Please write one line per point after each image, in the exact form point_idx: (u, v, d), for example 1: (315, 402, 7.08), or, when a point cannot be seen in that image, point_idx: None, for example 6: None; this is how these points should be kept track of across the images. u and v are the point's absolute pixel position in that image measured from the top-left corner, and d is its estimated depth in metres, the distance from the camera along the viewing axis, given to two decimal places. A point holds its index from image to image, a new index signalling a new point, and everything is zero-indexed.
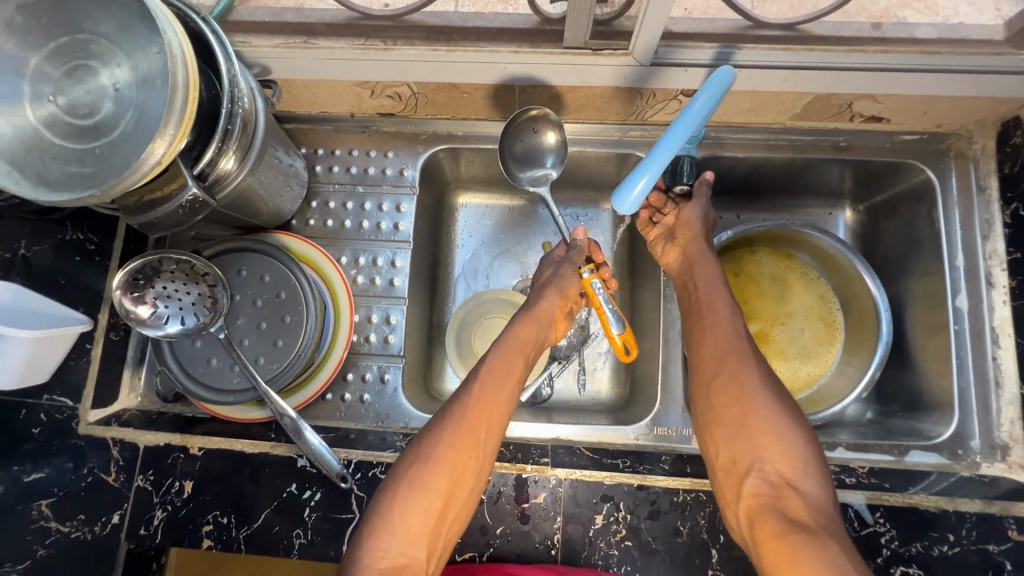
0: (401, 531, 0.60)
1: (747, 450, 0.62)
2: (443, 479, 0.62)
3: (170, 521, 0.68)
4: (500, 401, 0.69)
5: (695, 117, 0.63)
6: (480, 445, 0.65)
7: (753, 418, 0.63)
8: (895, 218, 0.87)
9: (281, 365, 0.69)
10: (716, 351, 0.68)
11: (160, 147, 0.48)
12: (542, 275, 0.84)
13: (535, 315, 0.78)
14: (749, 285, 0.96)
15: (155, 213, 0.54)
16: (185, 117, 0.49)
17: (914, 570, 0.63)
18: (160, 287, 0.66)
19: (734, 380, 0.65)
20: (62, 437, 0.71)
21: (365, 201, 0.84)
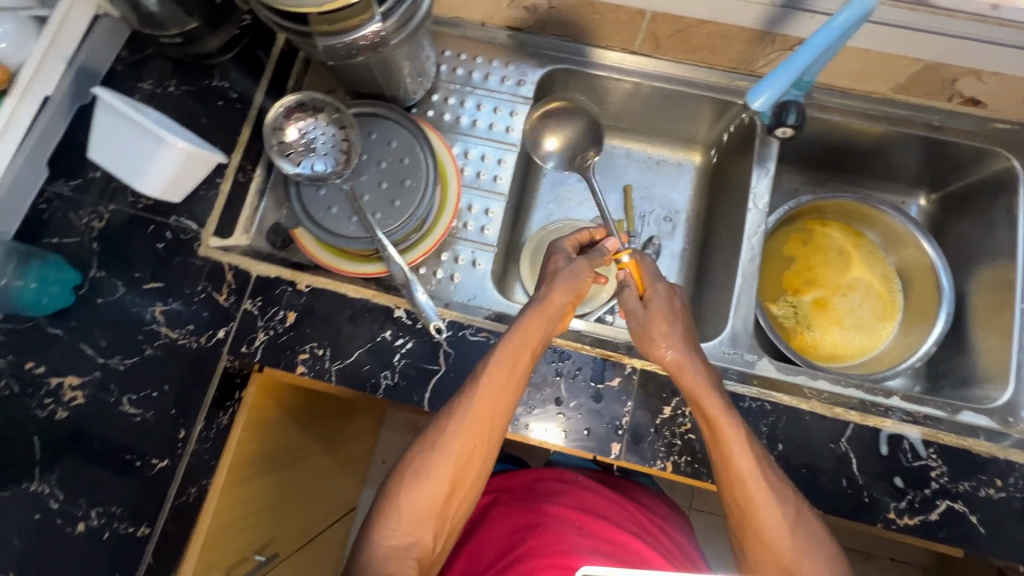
0: (407, 517, 0.65)
1: (770, 552, 0.62)
2: (448, 469, 0.66)
3: (270, 344, 0.73)
4: (505, 395, 0.66)
5: (834, 32, 0.64)
6: (486, 434, 0.67)
7: (751, 511, 0.63)
8: (971, 208, 0.91)
9: (394, 223, 0.75)
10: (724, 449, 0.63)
11: None
12: (552, 261, 0.75)
13: (546, 307, 0.69)
14: (816, 254, 1.00)
15: (339, 41, 0.61)
16: None
17: (959, 506, 0.67)
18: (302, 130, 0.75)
19: (737, 479, 0.63)
20: (183, 255, 0.77)
21: (482, 103, 0.90)
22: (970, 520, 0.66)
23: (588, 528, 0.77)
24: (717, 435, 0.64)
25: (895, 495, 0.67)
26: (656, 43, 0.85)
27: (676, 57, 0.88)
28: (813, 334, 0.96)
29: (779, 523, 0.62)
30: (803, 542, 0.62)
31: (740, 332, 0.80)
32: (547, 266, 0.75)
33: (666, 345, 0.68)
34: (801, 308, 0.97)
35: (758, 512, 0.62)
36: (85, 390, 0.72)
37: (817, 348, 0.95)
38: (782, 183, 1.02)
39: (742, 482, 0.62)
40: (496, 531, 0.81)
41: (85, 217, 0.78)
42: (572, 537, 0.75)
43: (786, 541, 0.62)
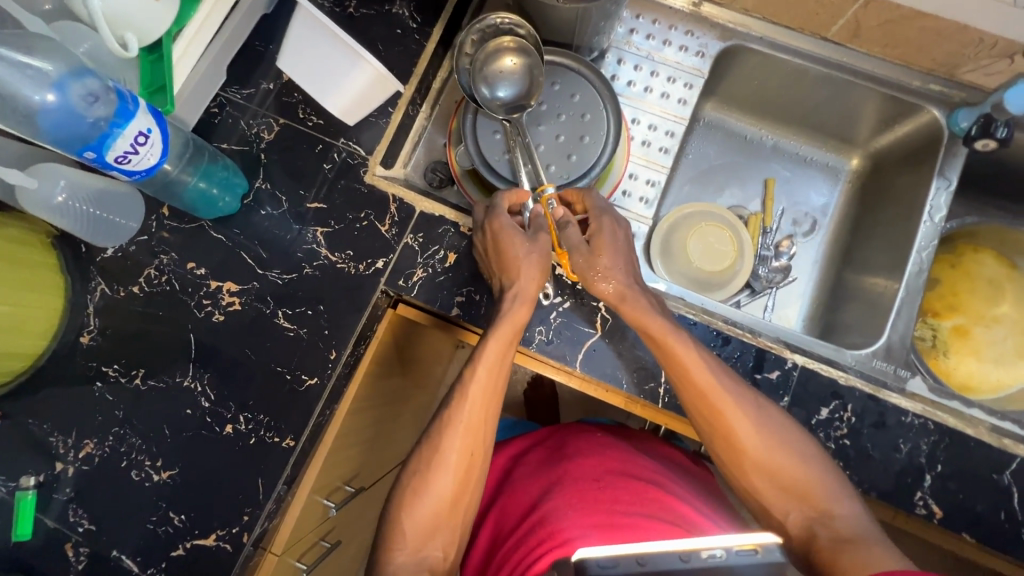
0: (415, 529, 0.64)
1: (767, 480, 0.61)
2: (453, 472, 0.65)
3: (428, 282, 0.73)
4: (488, 383, 0.66)
5: None
6: (479, 433, 0.67)
7: (756, 470, 0.62)
8: None
9: (569, 178, 0.73)
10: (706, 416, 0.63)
11: None
12: (507, 244, 0.66)
13: (527, 299, 0.67)
14: (964, 279, 0.96)
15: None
16: None
17: None
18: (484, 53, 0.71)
19: (729, 439, 0.62)
20: (349, 180, 0.76)
21: (658, 70, 0.91)
22: None
23: (603, 486, 0.69)
24: (682, 374, 0.64)
25: None
26: (855, 31, 0.81)
27: (870, 49, 0.83)
28: (948, 361, 0.93)
29: (764, 447, 0.61)
30: (802, 464, 0.61)
31: (896, 347, 0.77)
32: (504, 247, 0.66)
33: (606, 277, 0.67)
34: (939, 333, 0.94)
35: (742, 443, 0.62)
36: (242, 298, 0.73)
37: (949, 376, 0.92)
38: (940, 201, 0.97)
39: (719, 415, 0.63)
40: (515, 500, 0.75)
41: (256, 127, 0.78)
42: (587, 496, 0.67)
43: (786, 473, 0.60)
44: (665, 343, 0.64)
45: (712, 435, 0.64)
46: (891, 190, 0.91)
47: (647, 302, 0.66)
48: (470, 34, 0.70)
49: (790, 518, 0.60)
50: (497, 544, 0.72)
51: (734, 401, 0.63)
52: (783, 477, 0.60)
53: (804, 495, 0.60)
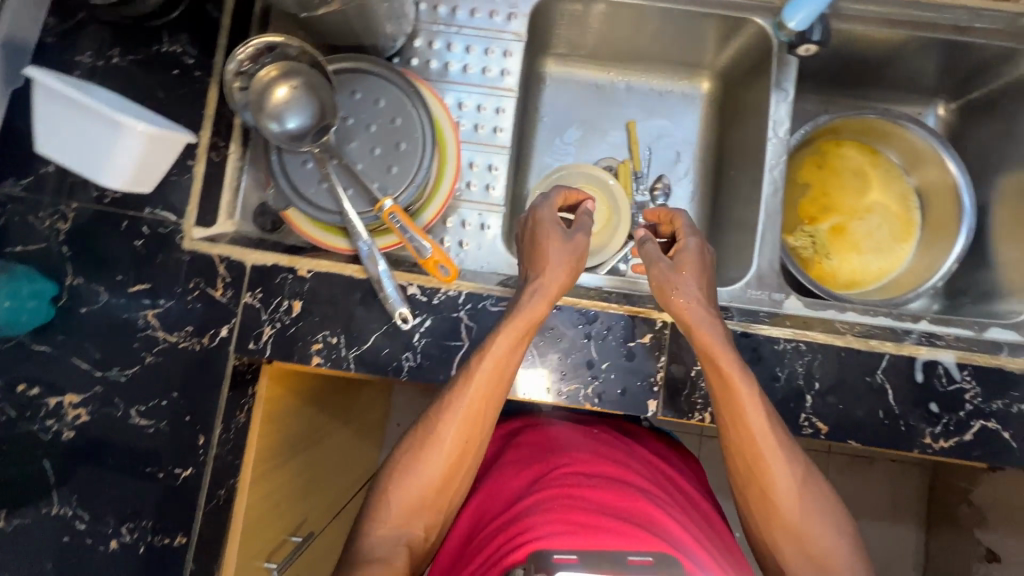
0: (400, 506, 0.65)
1: (761, 496, 0.63)
2: (445, 457, 0.64)
3: (279, 337, 0.69)
4: (498, 386, 0.64)
5: None
6: (479, 428, 0.65)
7: (776, 503, 0.62)
8: (994, 113, 0.86)
9: (395, 191, 0.68)
10: (737, 417, 0.62)
11: None
12: (543, 236, 0.67)
13: (548, 296, 0.64)
14: (831, 177, 0.96)
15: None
16: None
17: (992, 424, 0.68)
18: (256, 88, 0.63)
19: (757, 455, 0.62)
20: (166, 252, 0.70)
21: (471, 44, 0.79)
22: (1003, 437, 0.68)
23: (589, 477, 0.64)
24: (722, 379, 0.62)
25: (930, 421, 0.68)
26: None
27: None
28: (831, 263, 0.94)
29: (779, 471, 0.62)
30: (801, 497, 0.63)
31: (766, 272, 0.78)
32: (538, 239, 0.67)
33: (682, 291, 0.64)
34: (819, 237, 0.94)
35: (752, 447, 0.62)
36: (89, 408, 0.66)
37: (836, 277, 0.93)
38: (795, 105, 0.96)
39: (736, 411, 0.62)
40: (510, 480, 0.68)
41: (46, 218, 0.65)
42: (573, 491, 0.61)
43: (806, 522, 0.62)
44: (728, 376, 0.61)
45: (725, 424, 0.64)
46: (741, 108, 0.89)
47: (701, 298, 0.64)
48: (231, 74, 0.61)
49: (777, 542, 0.63)
50: (473, 528, 0.66)
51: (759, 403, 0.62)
52: (776, 503, 0.62)
53: (808, 544, 0.62)
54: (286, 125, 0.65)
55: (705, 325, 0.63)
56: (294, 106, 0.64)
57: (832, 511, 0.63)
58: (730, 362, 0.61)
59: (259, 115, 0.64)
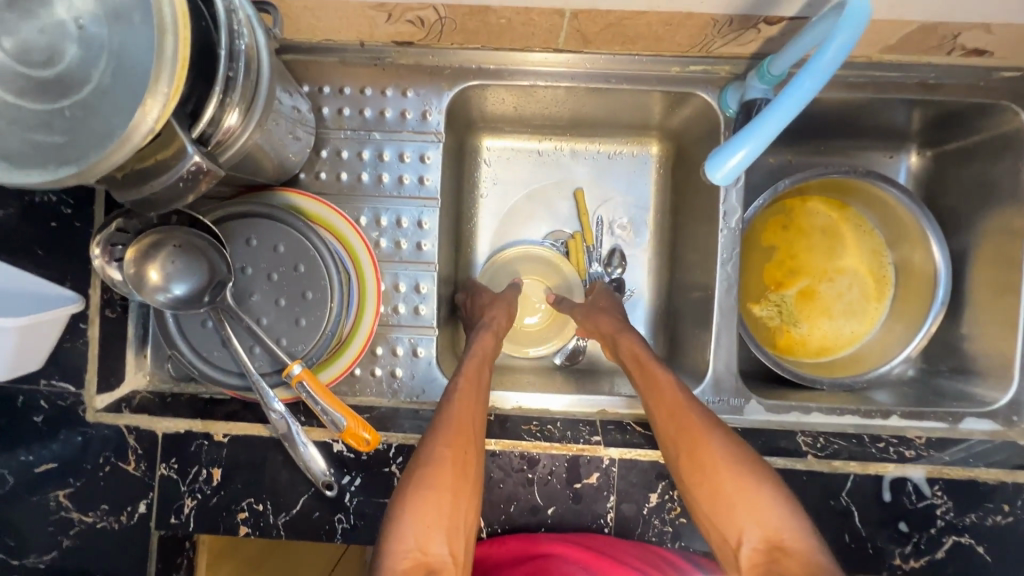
0: (414, 520, 0.52)
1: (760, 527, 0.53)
2: (445, 471, 0.55)
3: (201, 509, 0.64)
4: (474, 402, 0.62)
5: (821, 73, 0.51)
6: (472, 440, 0.59)
7: (750, 500, 0.54)
8: (970, 167, 0.78)
9: (306, 346, 0.62)
10: (683, 427, 0.61)
11: (152, 110, 0.37)
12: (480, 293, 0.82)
13: (492, 329, 0.75)
14: (797, 238, 0.88)
15: (153, 189, 0.44)
16: (179, 68, 0.38)
17: (965, 539, 0.64)
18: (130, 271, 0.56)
19: (710, 451, 0.58)
20: (70, 425, 0.64)
21: (383, 151, 0.71)
22: (977, 551, 0.64)
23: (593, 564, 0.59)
24: (656, 389, 0.65)
25: (901, 541, 0.64)
26: (584, 39, 0.66)
27: (614, 49, 0.69)
28: (800, 330, 0.88)
29: (771, 499, 0.54)
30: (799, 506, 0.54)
31: (723, 375, 0.72)
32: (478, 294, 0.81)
33: (602, 317, 0.77)
34: (786, 305, 0.88)
35: (715, 465, 0.57)
36: None
37: (805, 346, 0.88)
38: (755, 162, 0.87)
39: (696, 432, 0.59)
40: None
41: None
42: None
43: (763, 503, 0.54)
44: (655, 379, 0.66)
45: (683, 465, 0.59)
46: (694, 180, 0.81)
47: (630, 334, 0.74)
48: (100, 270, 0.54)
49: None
50: None
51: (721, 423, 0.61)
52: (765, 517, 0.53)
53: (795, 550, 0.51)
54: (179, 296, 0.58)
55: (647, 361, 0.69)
56: (181, 274, 0.58)
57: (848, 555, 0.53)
58: (660, 371, 0.66)
59: (156, 298, 0.57)
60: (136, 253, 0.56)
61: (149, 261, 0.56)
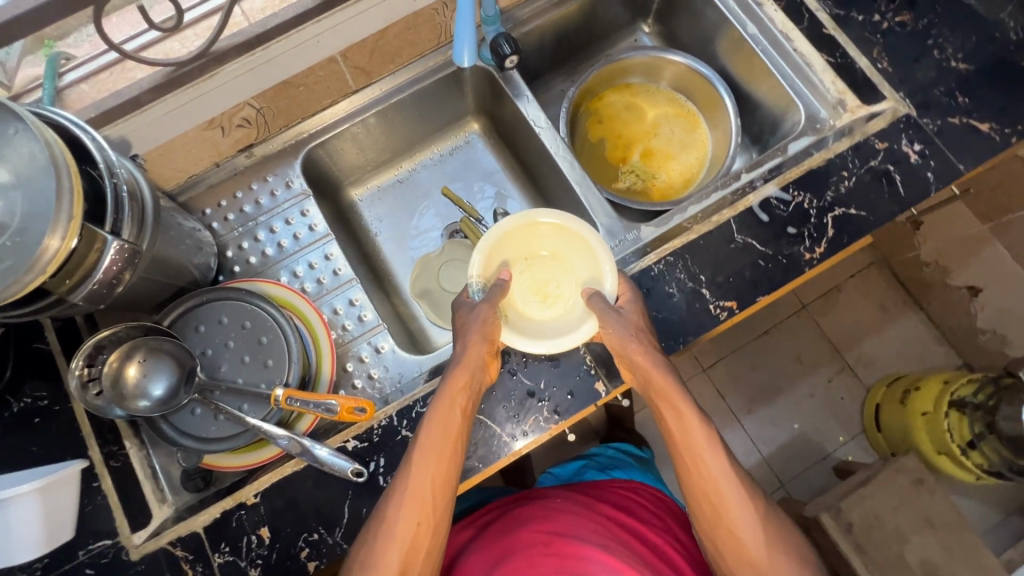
0: None
1: (736, 543, 0.66)
2: (397, 548, 0.62)
3: (268, 570, 0.67)
4: (442, 466, 0.65)
5: None
6: (430, 506, 0.64)
7: (753, 554, 0.66)
8: (676, 9, 1.03)
9: (282, 378, 0.71)
10: (707, 474, 0.68)
11: (55, 239, 0.52)
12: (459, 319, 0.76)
13: (467, 362, 0.70)
14: (614, 124, 1.08)
15: (93, 282, 0.56)
16: (74, 196, 0.53)
17: (839, 210, 0.77)
18: (111, 385, 0.65)
19: (728, 517, 0.66)
20: (121, 575, 0.68)
21: (273, 226, 0.86)
22: (853, 214, 0.77)
23: (551, 542, 0.75)
24: (684, 424, 0.69)
25: (799, 240, 0.76)
26: (367, 72, 0.88)
27: (391, 69, 0.91)
28: (662, 179, 1.05)
29: (776, 557, 0.65)
30: (762, 530, 0.67)
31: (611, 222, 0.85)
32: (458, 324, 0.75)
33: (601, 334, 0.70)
34: (639, 168, 1.06)
35: (741, 530, 0.66)
36: None
37: (674, 187, 1.04)
38: (549, 96, 1.09)
39: (700, 457, 0.68)
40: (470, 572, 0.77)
41: None
42: (536, 559, 0.73)
43: (763, 560, 0.65)
44: (685, 420, 0.70)
45: (688, 472, 0.69)
46: (509, 126, 1.01)
47: (638, 345, 0.69)
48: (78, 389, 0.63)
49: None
50: None
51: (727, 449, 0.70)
52: (750, 549, 0.66)
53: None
54: (160, 394, 0.67)
55: (653, 374, 0.69)
56: (155, 372, 0.67)
57: (798, 561, 0.66)
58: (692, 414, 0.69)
59: (138, 406, 0.66)
60: (118, 357, 0.66)
61: (128, 361, 0.66)
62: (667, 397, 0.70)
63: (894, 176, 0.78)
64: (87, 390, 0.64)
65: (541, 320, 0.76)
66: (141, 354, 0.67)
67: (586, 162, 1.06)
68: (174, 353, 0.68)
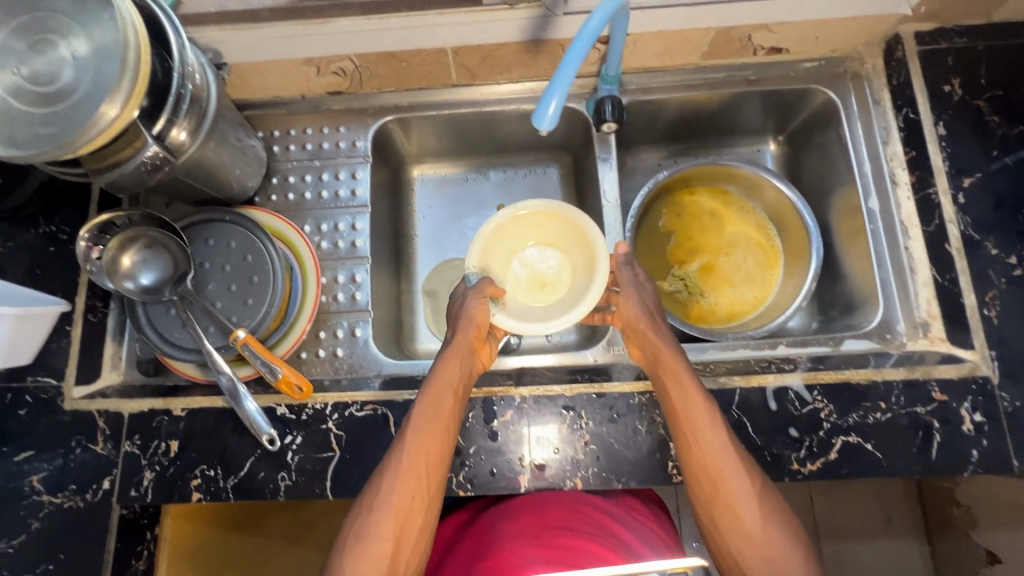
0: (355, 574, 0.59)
1: (733, 521, 0.60)
2: (387, 523, 0.61)
3: (159, 480, 0.71)
4: (437, 439, 0.65)
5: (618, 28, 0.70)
6: (427, 478, 0.64)
7: (750, 534, 0.60)
8: (810, 142, 0.94)
9: (253, 321, 0.74)
10: (706, 460, 0.63)
11: (113, 110, 0.54)
12: (455, 307, 0.76)
13: (456, 348, 0.72)
14: (689, 222, 1.01)
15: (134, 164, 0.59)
16: (138, 78, 0.55)
17: (853, 438, 0.69)
18: (107, 260, 0.70)
19: (727, 500, 0.61)
20: (49, 415, 0.74)
21: (322, 174, 0.88)
22: (866, 449, 0.69)
23: (540, 533, 0.70)
24: (686, 396, 0.65)
25: (794, 446, 0.69)
26: (471, 73, 0.86)
27: (497, 79, 0.89)
28: (708, 300, 0.98)
29: (781, 539, 0.60)
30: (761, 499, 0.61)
31: None
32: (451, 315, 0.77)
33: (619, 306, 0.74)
34: (691, 278, 0.99)
35: (741, 517, 0.60)
36: None
37: (715, 313, 0.98)
38: (640, 163, 1.02)
39: (699, 430, 0.63)
40: (454, 560, 0.74)
41: None
42: (526, 550, 0.68)
43: (776, 548, 0.59)
44: (686, 390, 0.65)
45: (687, 447, 0.64)
46: (586, 180, 0.97)
47: (650, 321, 0.73)
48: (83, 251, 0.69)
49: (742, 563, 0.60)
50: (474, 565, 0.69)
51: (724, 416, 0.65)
52: (753, 540, 0.60)
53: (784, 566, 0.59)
54: (146, 284, 0.71)
55: (662, 351, 0.69)
56: (149, 262, 0.71)
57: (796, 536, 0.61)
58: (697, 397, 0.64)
59: (124, 285, 0.71)
60: (118, 245, 0.70)
61: (126, 251, 0.71)
62: (673, 369, 0.67)
63: (934, 434, 0.69)
64: (87, 257, 0.69)
65: (537, 306, 0.74)
66: (145, 241, 0.71)
67: (642, 249, 0.99)
68: (174, 255, 0.73)
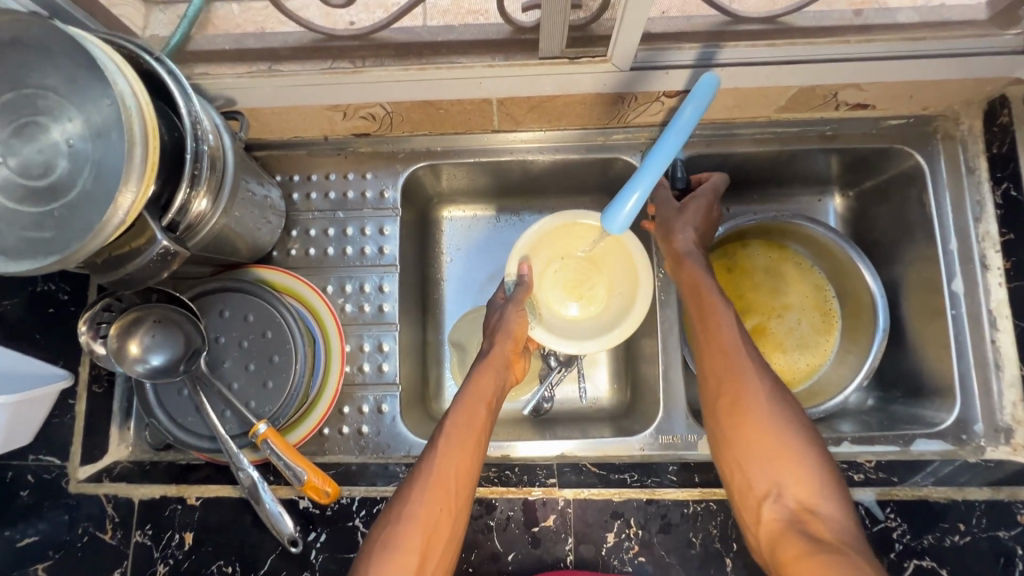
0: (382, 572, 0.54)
1: (742, 423, 0.59)
2: (411, 532, 0.56)
3: (173, 575, 0.66)
4: (468, 449, 0.60)
5: (685, 126, 0.63)
6: (455, 486, 0.59)
7: (769, 444, 0.58)
8: (886, 204, 0.84)
9: (273, 406, 0.68)
10: (725, 369, 0.62)
11: (124, 205, 0.45)
12: (491, 315, 0.73)
13: (493, 359, 0.68)
14: (741, 279, 0.93)
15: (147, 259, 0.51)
16: (148, 170, 0.45)
17: (927, 562, 0.64)
18: (114, 346, 0.62)
19: (741, 403, 0.60)
20: (53, 497, 0.68)
21: (346, 228, 0.81)
22: None
23: None
24: (714, 344, 0.63)
25: None
26: (515, 120, 0.76)
27: (542, 126, 0.79)
28: None
29: (807, 467, 0.56)
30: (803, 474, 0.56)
31: (676, 414, 0.73)
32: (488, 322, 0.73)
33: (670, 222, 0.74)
34: None
35: (763, 428, 0.58)
36: None
37: None
38: None
39: (718, 334, 0.64)
40: None
41: None
42: None
43: (793, 467, 0.56)
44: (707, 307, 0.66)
45: (705, 353, 0.64)
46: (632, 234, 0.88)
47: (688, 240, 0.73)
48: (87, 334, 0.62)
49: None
50: None
51: (774, 391, 0.60)
52: (773, 469, 0.57)
53: (798, 474, 0.56)
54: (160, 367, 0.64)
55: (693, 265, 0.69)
56: (161, 342, 0.64)
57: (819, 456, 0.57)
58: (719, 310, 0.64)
59: (134, 369, 0.64)
60: (118, 334, 0.62)
61: (131, 337, 0.63)
62: (705, 299, 0.66)
63: (1016, 562, 0.64)
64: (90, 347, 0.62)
65: (575, 321, 0.72)
66: (157, 318, 0.64)
67: None
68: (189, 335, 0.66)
